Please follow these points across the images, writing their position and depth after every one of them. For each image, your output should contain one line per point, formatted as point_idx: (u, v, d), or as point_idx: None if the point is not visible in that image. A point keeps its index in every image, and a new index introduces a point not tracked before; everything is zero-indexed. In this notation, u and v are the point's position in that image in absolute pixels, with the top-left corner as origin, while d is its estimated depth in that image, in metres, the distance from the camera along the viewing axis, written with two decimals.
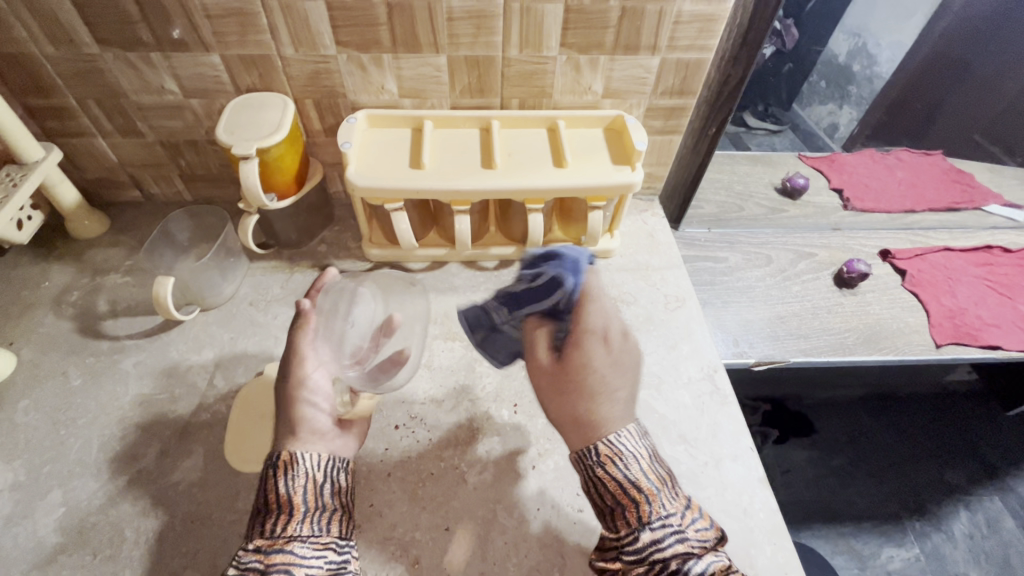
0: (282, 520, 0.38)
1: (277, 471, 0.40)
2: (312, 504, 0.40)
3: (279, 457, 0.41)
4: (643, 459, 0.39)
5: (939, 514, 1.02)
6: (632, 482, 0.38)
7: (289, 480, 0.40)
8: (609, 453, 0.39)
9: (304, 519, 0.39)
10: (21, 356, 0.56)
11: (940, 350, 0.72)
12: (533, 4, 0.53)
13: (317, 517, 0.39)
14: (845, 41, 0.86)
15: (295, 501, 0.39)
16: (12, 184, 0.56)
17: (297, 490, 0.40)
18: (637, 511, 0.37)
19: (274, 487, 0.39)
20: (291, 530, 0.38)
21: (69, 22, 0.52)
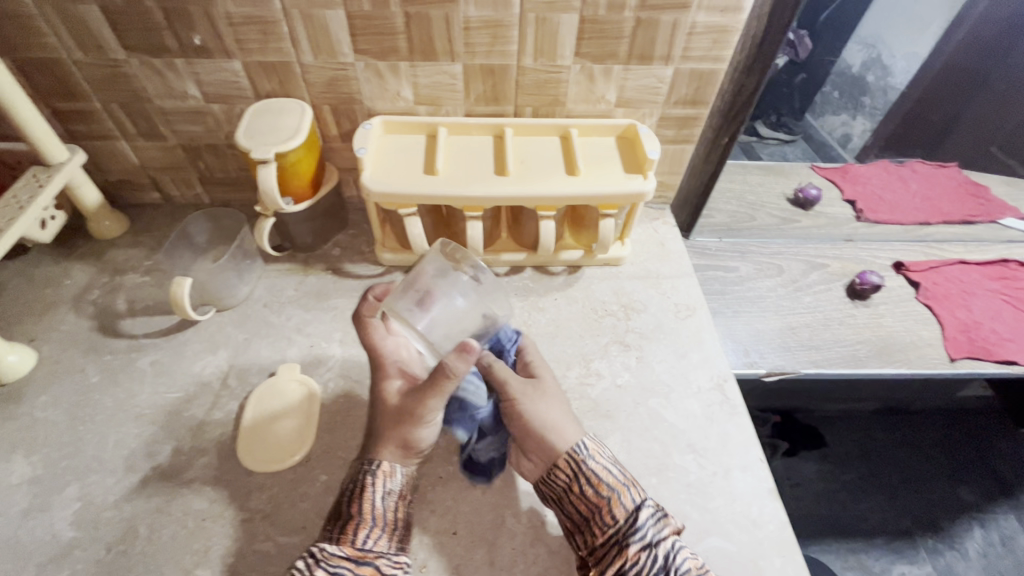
0: (372, 533, 0.42)
1: (376, 481, 0.44)
2: (399, 522, 0.44)
3: (378, 467, 0.45)
4: (613, 458, 0.45)
5: (952, 532, 1.00)
6: (617, 474, 0.44)
7: (385, 495, 0.44)
8: (592, 447, 0.45)
9: (389, 535, 0.43)
10: (42, 352, 0.57)
11: (955, 364, 0.72)
12: (549, 14, 0.53)
13: (395, 534, 0.44)
14: (859, 52, 0.84)
15: (386, 517, 0.43)
16: (37, 185, 0.57)
17: (386, 506, 0.44)
18: (616, 505, 0.42)
19: (370, 499, 0.43)
20: (379, 546, 0.42)
21: (97, 28, 0.53)
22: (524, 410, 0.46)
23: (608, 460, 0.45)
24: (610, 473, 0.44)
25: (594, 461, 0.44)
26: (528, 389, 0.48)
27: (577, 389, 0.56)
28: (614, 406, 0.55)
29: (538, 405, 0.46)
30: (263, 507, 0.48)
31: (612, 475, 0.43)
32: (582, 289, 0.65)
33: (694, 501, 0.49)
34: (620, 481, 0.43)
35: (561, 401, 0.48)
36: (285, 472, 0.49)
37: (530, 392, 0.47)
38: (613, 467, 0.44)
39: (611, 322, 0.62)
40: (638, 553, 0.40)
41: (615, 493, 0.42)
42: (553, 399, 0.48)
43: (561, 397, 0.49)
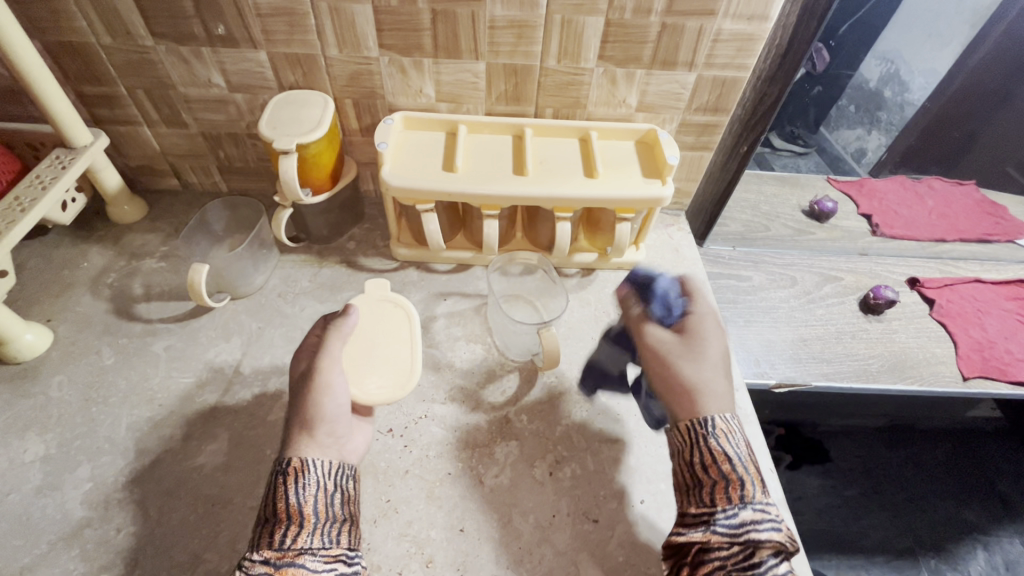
0: (291, 532, 0.39)
1: (286, 479, 0.41)
2: (322, 516, 0.41)
3: (288, 464, 0.42)
4: (744, 451, 0.43)
5: (956, 553, 0.99)
6: (741, 463, 0.41)
7: (300, 489, 0.41)
8: (722, 427, 0.43)
9: (314, 532, 0.40)
10: (58, 332, 0.58)
11: (967, 383, 0.71)
12: (575, 16, 0.53)
13: (327, 528, 0.41)
14: (877, 67, 0.80)
15: (305, 512, 0.40)
16: (60, 166, 0.58)
17: (308, 501, 0.41)
18: (731, 493, 0.40)
19: (284, 497, 0.40)
20: (302, 543, 0.39)
21: (127, 14, 0.54)
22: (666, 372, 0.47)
23: (739, 446, 0.43)
24: (739, 458, 0.42)
25: (726, 441, 0.42)
26: (693, 358, 0.47)
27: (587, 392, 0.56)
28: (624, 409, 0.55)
29: (692, 376, 0.46)
30: None
31: (743, 464, 0.41)
32: (595, 292, 0.65)
33: None
34: (746, 472, 0.41)
35: (720, 373, 0.47)
36: None
37: (692, 359, 0.47)
38: (743, 455, 0.42)
39: None
40: (725, 543, 0.39)
41: (735, 478, 0.41)
42: (715, 372, 0.47)
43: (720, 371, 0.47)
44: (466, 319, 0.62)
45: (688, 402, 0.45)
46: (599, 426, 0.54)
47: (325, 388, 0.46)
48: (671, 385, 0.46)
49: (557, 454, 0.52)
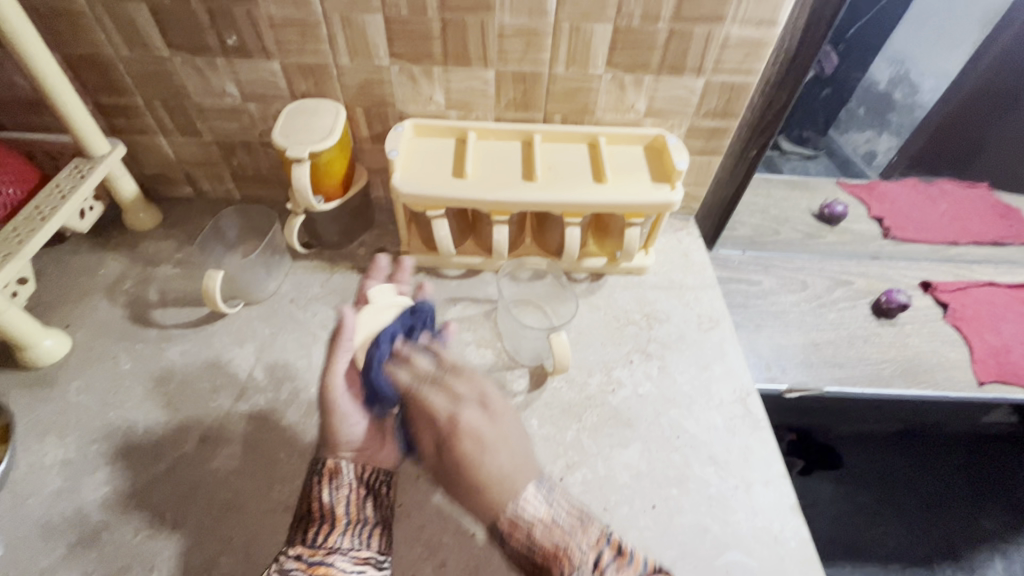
0: (323, 530, 0.43)
1: (322, 479, 0.46)
2: (351, 516, 0.44)
3: (324, 465, 0.46)
4: (544, 518, 0.42)
5: (972, 561, 0.98)
6: (543, 540, 0.41)
7: (334, 489, 0.45)
8: (514, 519, 0.41)
9: (344, 532, 0.44)
10: (76, 338, 0.59)
11: (982, 388, 0.70)
12: (583, 24, 0.54)
13: (356, 529, 0.44)
14: (887, 69, 0.79)
15: (337, 511, 0.44)
16: (79, 175, 0.59)
17: (339, 500, 0.45)
18: (556, 563, 0.40)
19: (319, 496, 0.45)
20: (332, 542, 0.43)
21: (144, 27, 0.55)
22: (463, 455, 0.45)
23: (557, 505, 0.43)
24: (546, 522, 0.41)
25: (520, 511, 0.42)
26: (477, 419, 0.46)
27: (598, 396, 0.56)
28: (635, 414, 0.55)
29: (485, 458, 0.44)
30: (286, 499, 0.48)
31: (554, 524, 0.41)
32: (604, 296, 0.65)
33: (715, 513, 0.49)
34: (564, 530, 0.41)
35: (512, 442, 0.46)
36: (308, 464, 0.50)
37: (474, 427, 0.46)
38: (558, 515, 0.42)
39: (633, 331, 0.62)
40: None
41: (560, 545, 0.40)
42: (503, 446, 0.45)
43: (514, 437, 0.46)
44: (476, 323, 0.62)
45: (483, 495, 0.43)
46: (609, 432, 0.53)
47: (343, 410, 0.48)
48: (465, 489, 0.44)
49: (568, 458, 0.51)
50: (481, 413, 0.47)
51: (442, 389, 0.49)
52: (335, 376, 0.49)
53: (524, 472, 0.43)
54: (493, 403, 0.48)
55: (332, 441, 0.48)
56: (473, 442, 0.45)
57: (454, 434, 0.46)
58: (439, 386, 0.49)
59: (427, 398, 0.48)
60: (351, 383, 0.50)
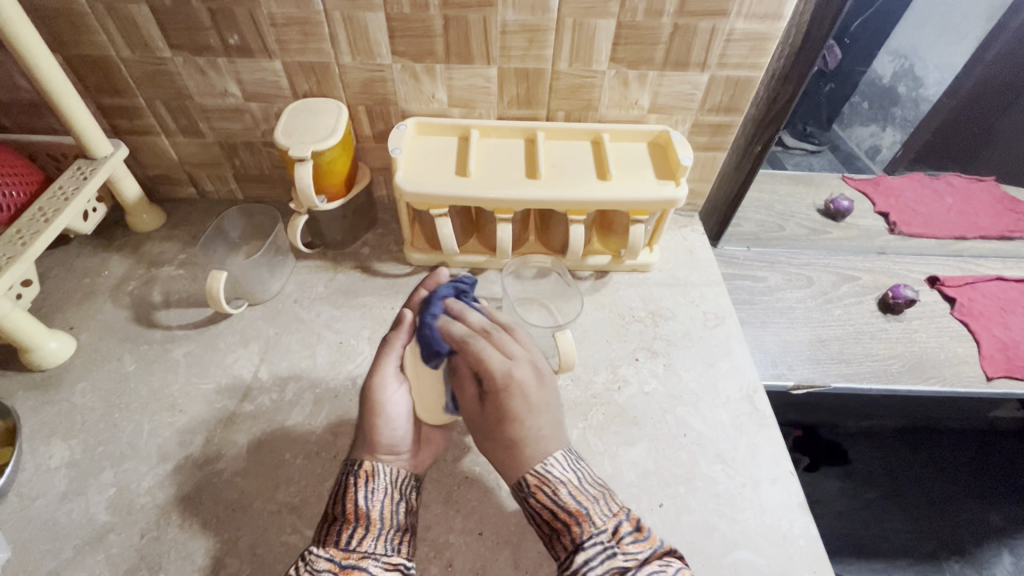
0: (357, 534, 0.41)
1: (358, 480, 0.44)
2: (386, 522, 0.43)
3: (361, 467, 0.45)
4: (571, 483, 0.42)
5: (981, 556, 0.97)
6: (564, 502, 0.41)
7: (369, 493, 0.44)
8: (538, 481, 0.42)
9: (378, 537, 0.42)
10: (80, 340, 0.59)
11: (991, 383, 0.70)
12: (586, 19, 0.53)
13: (388, 534, 0.43)
14: (890, 62, 0.78)
15: (372, 515, 0.43)
16: (82, 177, 0.59)
17: (373, 505, 0.43)
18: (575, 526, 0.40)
19: (353, 498, 0.43)
20: (366, 546, 0.41)
21: (145, 27, 0.55)
22: (510, 404, 0.44)
23: (581, 474, 0.43)
24: (572, 485, 0.42)
25: (547, 472, 0.43)
26: (529, 377, 0.45)
27: (604, 395, 0.56)
28: (641, 412, 0.54)
29: (529, 416, 0.44)
30: (292, 500, 0.48)
31: (579, 489, 0.42)
32: (609, 294, 0.65)
33: (722, 511, 0.49)
34: (588, 495, 0.42)
35: (553, 405, 0.46)
36: (314, 465, 0.50)
37: (525, 386, 0.44)
38: (582, 482, 0.42)
39: (639, 329, 0.61)
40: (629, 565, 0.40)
41: (581, 507, 0.41)
42: (547, 410, 0.45)
43: (554, 400, 0.46)
44: None
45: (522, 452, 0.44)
46: (616, 430, 0.53)
47: (390, 413, 0.47)
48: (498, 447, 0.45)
49: (574, 457, 0.51)
50: (535, 377, 0.46)
51: (497, 344, 0.46)
52: (384, 389, 0.48)
53: (558, 438, 0.45)
54: (545, 370, 0.47)
55: (372, 446, 0.46)
56: (521, 399, 0.44)
57: (506, 387, 0.44)
58: (493, 341, 0.46)
59: (479, 349, 0.45)
60: (398, 386, 0.49)
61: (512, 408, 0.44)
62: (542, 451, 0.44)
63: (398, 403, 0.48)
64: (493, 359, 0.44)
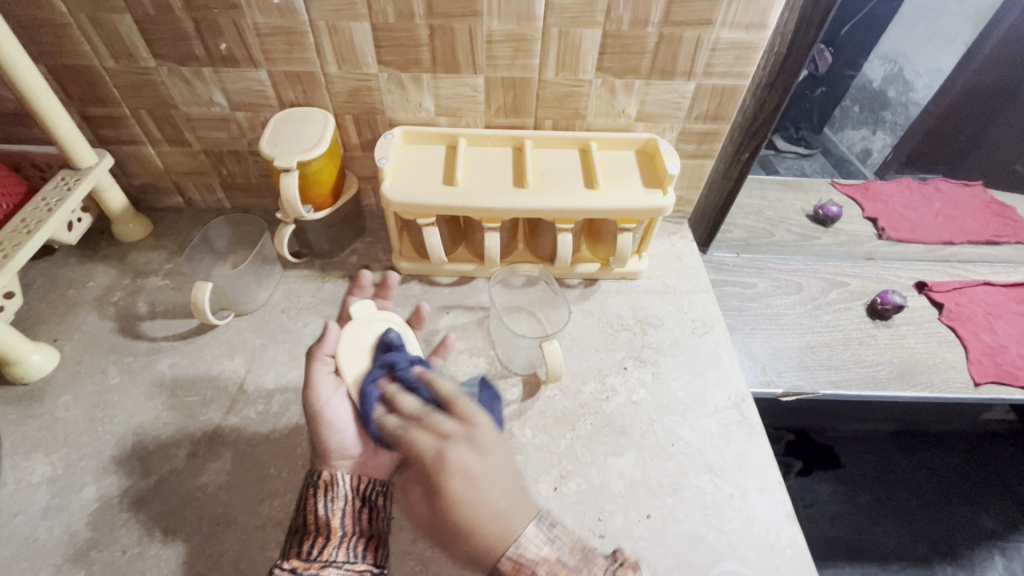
0: (318, 544, 0.42)
1: (317, 491, 0.44)
2: (346, 529, 0.44)
3: (319, 477, 0.45)
4: (549, 547, 0.37)
5: (972, 559, 0.98)
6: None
7: (329, 502, 0.44)
8: (516, 563, 0.36)
9: (340, 544, 0.43)
10: (64, 352, 0.58)
11: (979, 389, 0.70)
12: (572, 29, 0.53)
13: (350, 541, 0.43)
14: (880, 67, 0.79)
15: (332, 524, 0.43)
16: (66, 188, 0.58)
17: (335, 513, 0.44)
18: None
19: (314, 509, 0.44)
20: (327, 555, 0.41)
21: (129, 37, 0.55)
22: (446, 491, 0.39)
23: (559, 543, 0.38)
24: (551, 562, 0.37)
25: (522, 552, 0.37)
26: (465, 455, 0.40)
27: (592, 404, 0.56)
28: (629, 422, 0.54)
29: (474, 495, 0.38)
30: (276, 514, 0.48)
31: (560, 563, 0.37)
32: (598, 302, 0.65)
33: (710, 522, 0.48)
34: (569, 566, 0.37)
35: (505, 476, 0.40)
36: (299, 478, 0.50)
37: (464, 464, 0.40)
38: (561, 552, 0.37)
39: (627, 337, 0.61)
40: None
41: None
42: (496, 479, 0.40)
43: (507, 469, 0.41)
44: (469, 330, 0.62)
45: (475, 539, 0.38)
46: (604, 440, 0.53)
47: (331, 421, 0.47)
48: (460, 550, 0.39)
49: (562, 468, 0.51)
50: (471, 448, 0.41)
51: (424, 426, 0.44)
52: (319, 393, 0.47)
53: (525, 511, 0.39)
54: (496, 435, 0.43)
55: (327, 455, 0.46)
56: (460, 479, 0.39)
57: (439, 470, 0.40)
58: (423, 426, 0.44)
59: (410, 438, 0.43)
60: (335, 392, 0.48)
61: (450, 501, 0.39)
62: (488, 515, 0.38)
63: (337, 406, 0.48)
64: (420, 437, 0.43)
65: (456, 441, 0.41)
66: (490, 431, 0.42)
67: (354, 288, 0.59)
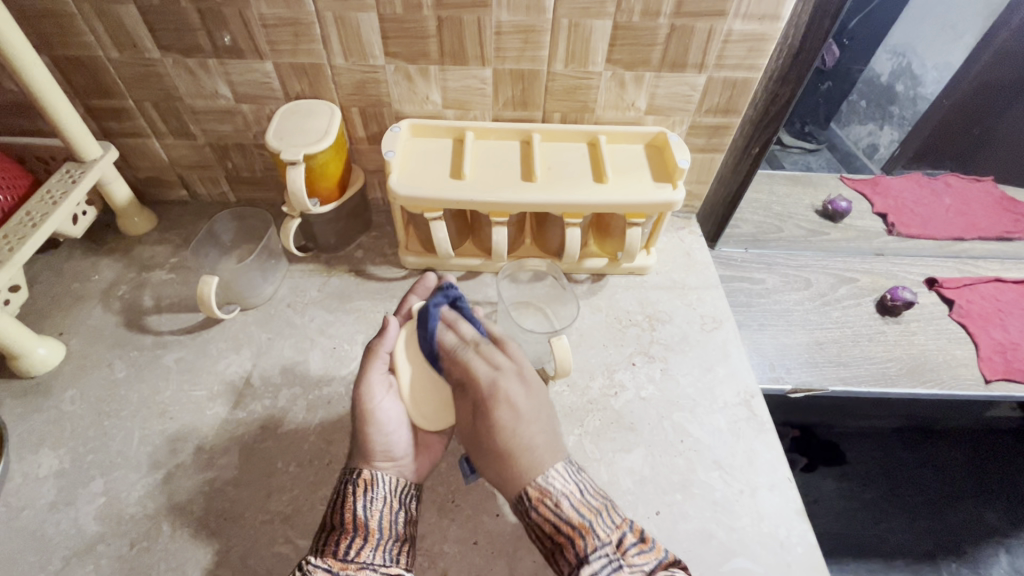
0: (355, 544, 0.41)
1: (357, 489, 0.44)
2: (385, 532, 0.42)
3: (359, 476, 0.44)
4: (572, 495, 0.40)
5: (977, 556, 0.97)
6: (568, 516, 0.39)
7: (368, 502, 0.43)
8: (540, 494, 0.40)
9: (376, 547, 0.41)
10: (70, 346, 0.58)
11: (990, 386, 0.69)
12: (582, 20, 0.53)
13: (388, 545, 0.42)
14: (889, 61, 0.78)
15: (371, 526, 0.42)
16: (70, 180, 0.58)
17: (373, 514, 0.43)
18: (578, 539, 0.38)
19: (353, 507, 0.43)
20: (364, 557, 0.40)
21: (133, 28, 0.54)
22: (495, 420, 0.43)
23: (584, 485, 0.42)
24: (573, 496, 0.40)
25: (548, 484, 0.41)
26: (518, 390, 0.45)
27: (600, 400, 0.55)
28: (638, 418, 0.54)
29: (519, 426, 0.43)
30: (284, 509, 0.48)
31: (582, 501, 0.40)
32: (606, 298, 0.64)
33: (720, 519, 0.48)
34: (591, 508, 0.40)
35: (545, 416, 0.45)
36: (307, 473, 0.50)
37: (515, 397, 0.44)
38: (585, 493, 0.41)
39: (635, 332, 0.61)
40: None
41: (585, 521, 0.39)
42: (538, 418, 0.44)
43: (547, 414, 0.45)
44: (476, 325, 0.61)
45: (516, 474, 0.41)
46: (612, 436, 0.53)
47: (377, 420, 0.46)
48: (501, 474, 0.42)
49: None
50: (521, 384, 0.45)
51: (482, 354, 0.47)
52: (372, 395, 0.47)
53: (556, 452, 0.43)
54: (536, 376, 0.47)
55: (367, 457, 0.45)
56: (509, 413, 0.43)
57: (495, 395, 0.44)
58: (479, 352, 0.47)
59: (466, 362, 0.46)
60: (387, 395, 0.48)
61: (499, 421, 0.43)
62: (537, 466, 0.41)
63: (390, 409, 0.47)
64: (478, 367, 0.46)
65: (504, 393, 0.44)
66: (532, 368, 0.47)
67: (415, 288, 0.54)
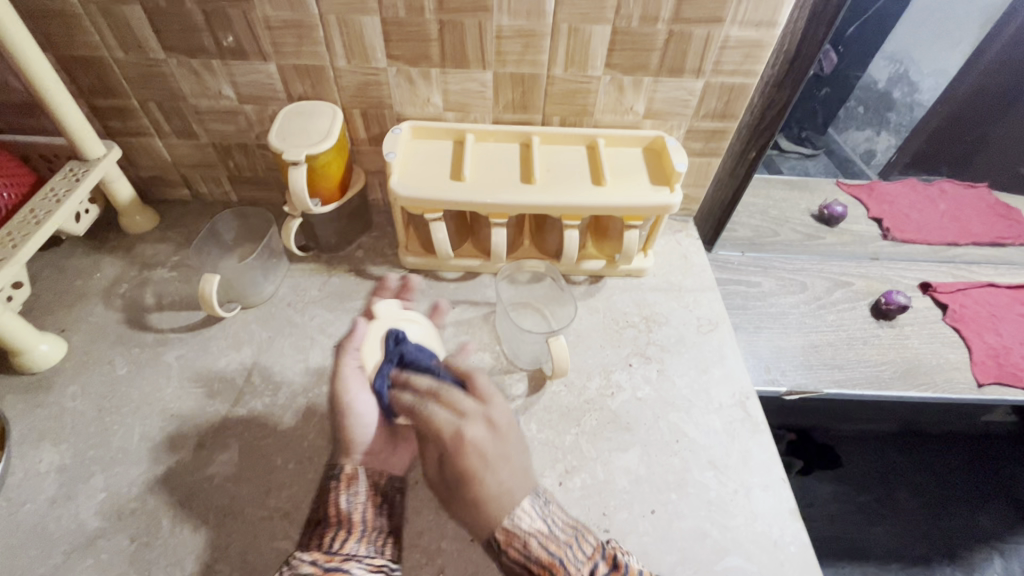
0: (340, 537, 0.43)
1: (340, 484, 0.46)
2: (368, 523, 0.44)
3: (341, 471, 0.46)
4: (541, 532, 0.40)
5: (971, 560, 0.98)
6: (538, 557, 0.39)
7: (351, 496, 0.45)
8: (507, 539, 0.40)
9: (360, 539, 0.43)
10: (71, 343, 0.59)
11: (982, 390, 0.70)
12: (582, 25, 0.54)
13: (371, 537, 0.44)
14: (885, 68, 0.79)
15: (354, 518, 0.44)
16: (74, 178, 0.58)
17: (356, 509, 0.45)
18: None
19: (337, 501, 0.45)
20: (349, 548, 0.42)
21: (139, 28, 0.55)
22: (471, 470, 0.42)
23: (552, 520, 0.41)
24: (542, 534, 0.40)
25: (515, 525, 0.40)
26: (482, 436, 0.44)
27: (597, 400, 0.56)
28: (634, 418, 0.55)
29: (487, 473, 0.42)
30: (283, 505, 0.48)
31: (550, 538, 0.40)
32: (603, 299, 0.65)
33: (714, 518, 0.49)
34: (560, 542, 0.40)
35: (516, 459, 0.44)
36: (305, 470, 0.50)
37: (480, 444, 0.43)
38: (553, 528, 0.41)
39: (632, 334, 0.61)
40: None
41: (555, 558, 0.39)
42: (507, 461, 0.43)
43: (518, 454, 0.44)
44: (474, 324, 0.62)
45: (484, 510, 0.41)
46: (608, 436, 0.53)
47: (354, 416, 0.48)
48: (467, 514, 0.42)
49: (567, 463, 0.51)
50: (488, 428, 0.45)
51: (439, 406, 0.46)
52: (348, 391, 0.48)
53: (525, 484, 0.42)
54: (499, 424, 0.45)
55: (348, 448, 0.47)
56: (478, 457, 0.42)
57: (460, 450, 0.43)
58: (440, 402, 0.46)
59: (427, 415, 0.46)
60: (362, 390, 0.49)
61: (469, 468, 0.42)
62: (500, 493, 0.41)
63: (365, 403, 0.49)
64: (440, 415, 0.45)
65: (476, 422, 0.45)
66: (503, 413, 0.46)
67: (378, 292, 0.61)
